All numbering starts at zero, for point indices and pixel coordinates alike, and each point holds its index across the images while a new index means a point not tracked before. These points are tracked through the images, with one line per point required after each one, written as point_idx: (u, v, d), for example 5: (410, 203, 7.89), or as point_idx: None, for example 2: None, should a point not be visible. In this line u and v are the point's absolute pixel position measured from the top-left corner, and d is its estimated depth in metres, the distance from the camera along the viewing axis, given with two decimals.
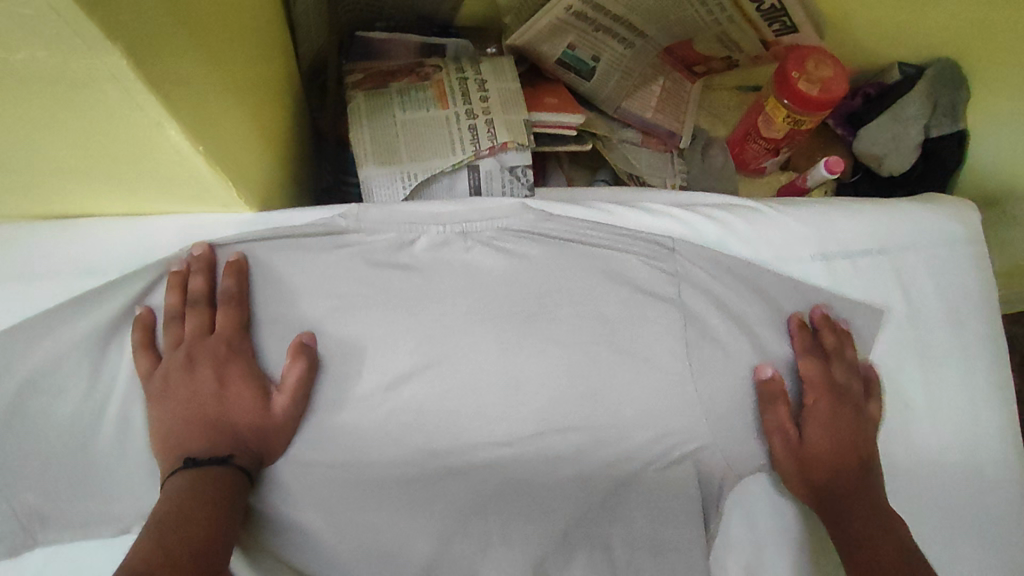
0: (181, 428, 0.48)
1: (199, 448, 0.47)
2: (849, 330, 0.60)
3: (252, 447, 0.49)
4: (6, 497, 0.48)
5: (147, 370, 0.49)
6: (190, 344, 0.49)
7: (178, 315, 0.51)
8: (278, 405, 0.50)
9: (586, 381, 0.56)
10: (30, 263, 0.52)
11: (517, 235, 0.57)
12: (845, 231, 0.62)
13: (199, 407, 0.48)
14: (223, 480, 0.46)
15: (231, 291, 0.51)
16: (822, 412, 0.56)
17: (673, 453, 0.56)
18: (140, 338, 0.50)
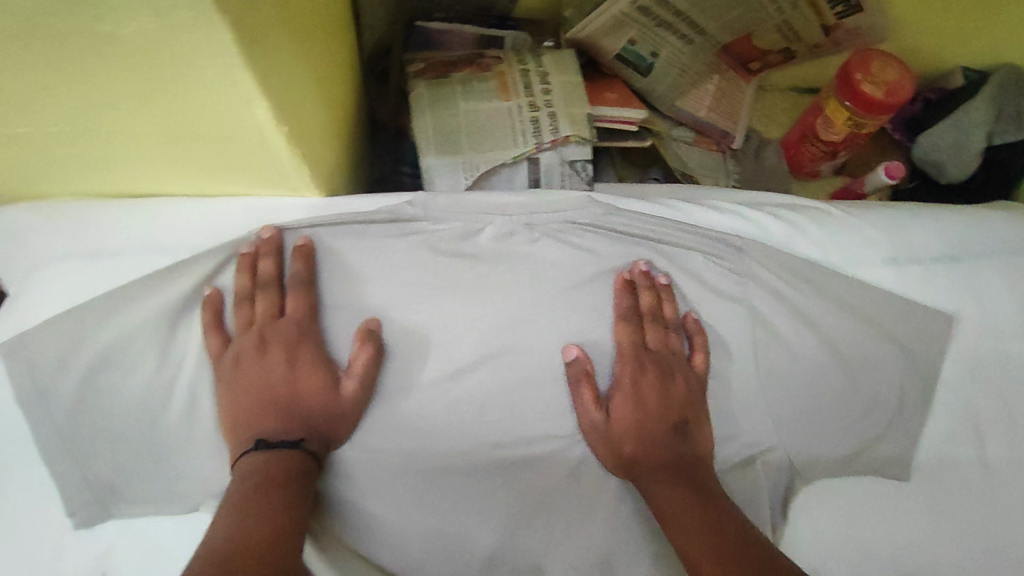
0: (254, 409, 0.48)
1: (269, 432, 0.48)
2: (919, 336, 0.58)
3: (319, 432, 0.49)
4: (81, 470, 0.49)
5: (216, 352, 0.50)
6: (260, 329, 0.50)
7: (247, 297, 0.51)
8: (347, 389, 0.50)
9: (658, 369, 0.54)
10: (105, 241, 0.53)
11: (585, 228, 0.57)
12: (919, 236, 0.60)
13: (270, 390, 0.49)
14: (291, 464, 0.46)
15: (299, 275, 0.51)
16: (651, 397, 0.53)
17: (740, 455, 0.55)
18: (208, 319, 0.50)
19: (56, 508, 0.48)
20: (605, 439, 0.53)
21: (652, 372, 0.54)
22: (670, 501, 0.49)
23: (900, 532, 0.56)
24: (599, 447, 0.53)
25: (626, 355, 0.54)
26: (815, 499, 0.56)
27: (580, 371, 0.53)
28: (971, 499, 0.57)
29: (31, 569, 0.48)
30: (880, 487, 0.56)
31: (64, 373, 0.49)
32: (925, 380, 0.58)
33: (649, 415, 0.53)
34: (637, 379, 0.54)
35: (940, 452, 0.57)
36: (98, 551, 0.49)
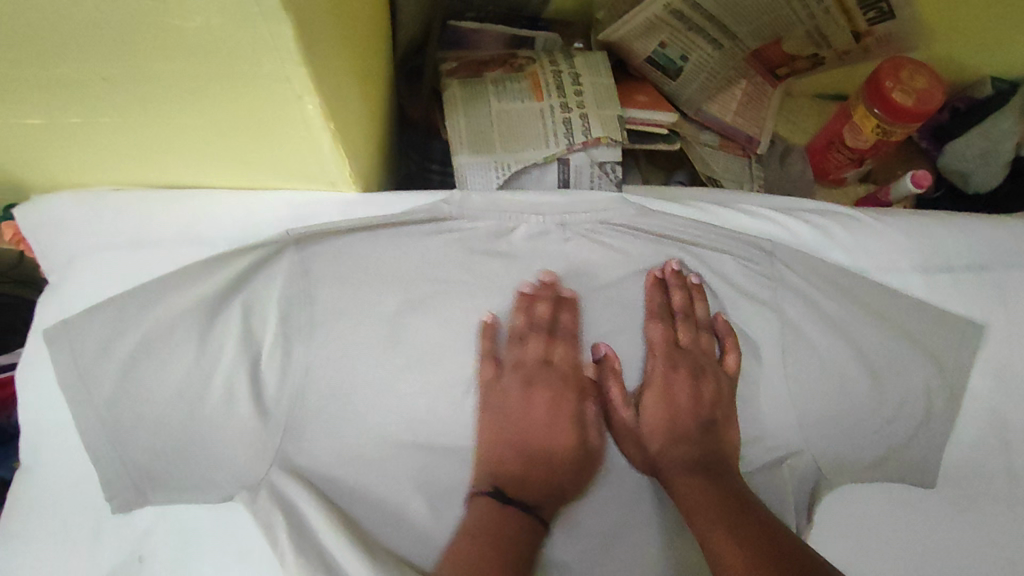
0: (508, 448, 0.54)
1: (502, 481, 0.52)
2: (948, 344, 0.58)
3: (566, 477, 0.54)
4: (117, 455, 0.49)
5: (489, 386, 0.54)
6: (525, 393, 0.55)
7: (524, 337, 0.55)
8: (595, 431, 0.55)
9: (686, 369, 0.56)
10: (148, 231, 0.54)
11: (617, 228, 0.58)
12: (948, 243, 0.61)
13: (546, 447, 0.54)
14: (525, 520, 0.50)
15: (545, 321, 0.55)
16: (682, 395, 0.55)
17: (767, 458, 0.56)
18: (485, 351, 0.54)
19: (97, 491, 0.49)
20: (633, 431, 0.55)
21: (685, 370, 0.56)
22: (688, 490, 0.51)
23: (927, 539, 0.55)
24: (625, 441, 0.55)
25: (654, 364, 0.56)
26: (842, 502, 0.56)
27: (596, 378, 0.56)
28: (998, 509, 0.56)
29: (68, 551, 0.48)
30: (907, 494, 0.56)
31: (105, 359, 0.50)
32: (953, 388, 0.58)
33: (677, 414, 0.55)
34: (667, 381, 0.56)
35: (967, 461, 0.57)
36: (135, 536, 0.49)
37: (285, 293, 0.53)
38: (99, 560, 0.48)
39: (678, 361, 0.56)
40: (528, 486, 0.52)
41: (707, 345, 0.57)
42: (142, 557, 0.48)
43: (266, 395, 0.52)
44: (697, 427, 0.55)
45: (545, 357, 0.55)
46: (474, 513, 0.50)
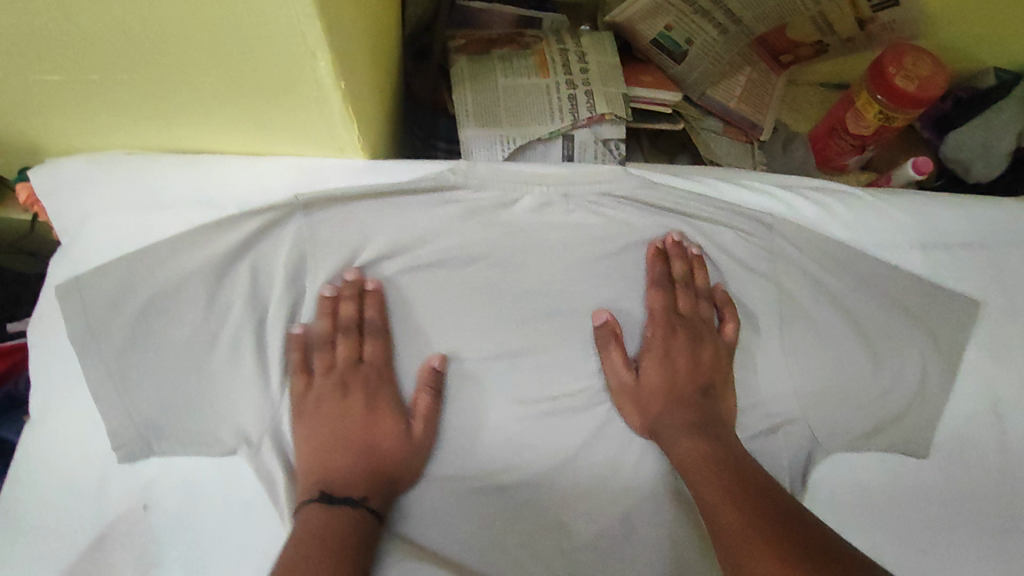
0: (325, 449, 0.52)
1: (344, 485, 0.50)
2: (943, 320, 0.60)
3: (390, 477, 0.52)
4: (126, 406, 0.50)
5: (301, 391, 0.53)
6: (338, 398, 0.53)
7: (329, 339, 0.54)
8: (415, 429, 0.54)
9: (685, 334, 0.57)
10: (157, 192, 0.55)
11: (620, 200, 0.58)
12: (948, 223, 0.61)
13: (347, 443, 0.52)
14: (349, 520, 0.48)
15: (375, 321, 0.55)
16: (681, 358, 0.57)
17: (762, 425, 0.58)
18: (298, 358, 0.54)
19: (105, 441, 0.50)
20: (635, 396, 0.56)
21: (683, 335, 0.57)
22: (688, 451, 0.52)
23: (917, 509, 0.57)
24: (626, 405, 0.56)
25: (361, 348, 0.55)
26: (834, 471, 0.57)
27: (428, 374, 0.54)
28: (989, 482, 0.57)
29: (74, 498, 0.49)
30: (900, 465, 0.57)
31: (116, 314, 0.51)
32: (947, 363, 0.59)
33: (674, 377, 0.57)
34: (377, 359, 0.55)
35: (960, 435, 0.58)
36: (141, 484, 0.50)
37: (292, 255, 0.54)
38: (105, 507, 0.49)
39: (676, 326, 0.58)
40: (354, 484, 0.50)
41: (380, 317, 0.55)
42: (148, 505, 0.49)
43: (272, 353, 0.53)
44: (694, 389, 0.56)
45: (353, 358, 0.54)
46: (321, 516, 0.47)
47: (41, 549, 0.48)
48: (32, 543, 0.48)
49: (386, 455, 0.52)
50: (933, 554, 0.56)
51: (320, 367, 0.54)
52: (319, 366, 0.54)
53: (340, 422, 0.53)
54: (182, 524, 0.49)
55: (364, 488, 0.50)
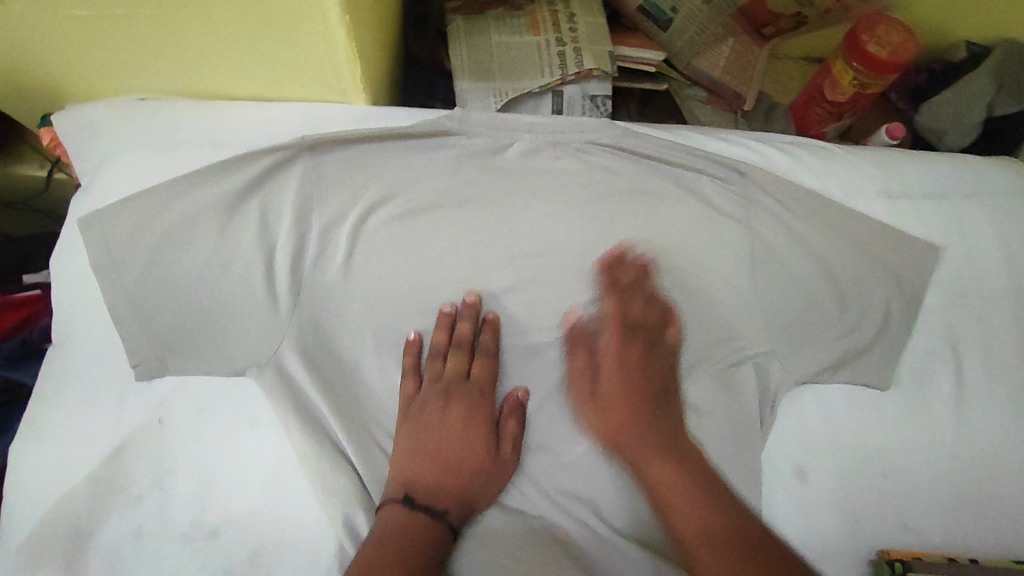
0: (416, 454, 0.54)
1: (422, 496, 0.52)
2: (905, 263, 0.63)
3: (471, 495, 0.54)
4: (142, 328, 0.54)
5: (410, 393, 0.57)
6: (441, 404, 0.57)
7: (442, 353, 0.59)
8: (504, 453, 0.57)
9: (632, 342, 0.59)
10: (173, 134, 0.59)
11: (604, 148, 0.62)
12: (911, 175, 0.66)
13: (443, 454, 0.55)
14: (429, 532, 0.50)
15: (488, 346, 0.59)
16: (636, 364, 0.58)
17: (733, 355, 0.61)
18: (411, 363, 0.58)
19: (125, 360, 0.54)
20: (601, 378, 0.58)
21: (638, 344, 0.59)
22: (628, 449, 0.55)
23: (880, 435, 0.60)
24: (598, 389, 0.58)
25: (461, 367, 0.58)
26: (801, 399, 0.61)
27: (513, 402, 0.59)
28: (948, 413, 0.61)
29: (97, 410, 0.53)
30: (862, 395, 0.61)
31: (134, 244, 0.55)
32: (909, 302, 0.63)
33: (626, 380, 0.57)
34: (479, 383, 0.58)
35: (921, 370, 0.62)
36: (156, 401, 0.53)
37: (296, 192, 0.57)
38: (124, 420, 0.52)
39: (631, 332, 0.59)
40: (437, 494, 0.53)
41: (496, 343, 0.60)
42: (162, 421, 0.53)
43: (278, 284, 0.56)
44: (655, 397, 0.57)
45: (461, 372, 0.58)
46: (394, 517, 0.50)
47: (62, 458, 0.51)
48: (55, 452, 0.52)
49: (467, 466, 0.55)
50: (892, 476, 0.60)
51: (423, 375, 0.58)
52: (408, 371, 0.58)
53: (430, 427, 0.56)
54: (196, 437, 0.53)
55: (446, 500, 0.53)
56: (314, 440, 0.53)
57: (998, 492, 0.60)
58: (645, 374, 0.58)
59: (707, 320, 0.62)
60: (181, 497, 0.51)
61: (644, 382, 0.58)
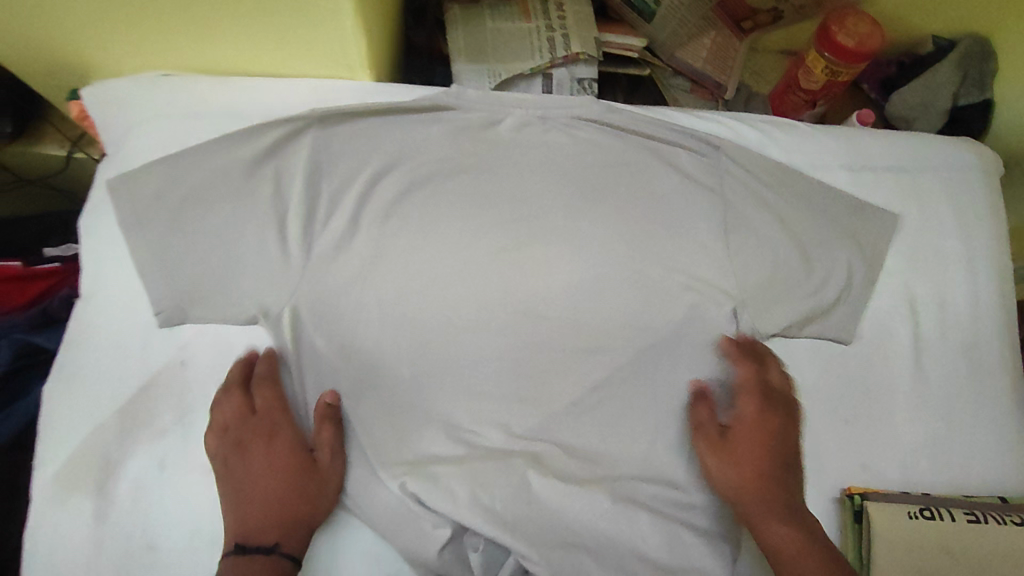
0: (248, 501, 0.54)
1: (253, 536, 0.52)
2: (867, 229, 0.69)
3: (307, 514, 0.54)
4: (165, 280, 0.59)
5: (215, 446, 0.56)
6: (240, 446, 0.55)
7: (235, 387, 0.57)
8: (322, 460, 0.56)
9: (766, 404, 0.60)
10: (193, 106, 0.64)
11: (588, 123, 0.68)
12: (872, 150, 0.72)
13: (262, 493, 0.54)
14: (268, 567, 0.51)
15: (264, 373, 0.58)
16: (768, 430, 0.59)
17: (713, 314, 0.64)
18: (218, 419, 0.56)
19: (148, 308, 0.59)
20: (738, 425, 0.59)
21: (776, 413, 0.60)
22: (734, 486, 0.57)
23: (843, 385, 0.66)
24: (735, 431, 0.59)
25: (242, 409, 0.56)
26: (769, 351, 0.66)
27: (464, 379, 0.62)
28: (906, 365, 0.66)
29: (124, 352, 0.58)
30: (826, 348, 0.67)
31: (158, 204, 0.60)
32: (871, 265, 0.68)
33: (759, 444, 0.58)
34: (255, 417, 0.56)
35: (882, 326, 0.67)
36: (179, 345, 0.59)
37: (306, 159, 0.62)
38: (150, 360, 0.58)
39: (757, 396, 0.60)
40: (267, 527, 0.53)
41: (362, 340, 0.61)
42: (184, 360, 0.58)
43: (290, 243, 0.60)
44: (783, 467, 0.57)
45: (251, 407, 0.57)
46: (257, 571, 0.51)
47: (93, 395, 0.57)
48: (87, 389, 0.57)
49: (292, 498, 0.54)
50: (854, 422, 0.65)
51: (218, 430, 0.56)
52: (213, 426, 0.56)
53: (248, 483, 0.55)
54: (217, 376, 0.58)
55: (286, 536, 0.53)
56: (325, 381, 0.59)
57: (952, 437, 0.65)
58: (773, 439, 0.58)
59: (691, 283, 0.65)
60: (202, 430, 0.57)
61: (779, 450, 0.58)
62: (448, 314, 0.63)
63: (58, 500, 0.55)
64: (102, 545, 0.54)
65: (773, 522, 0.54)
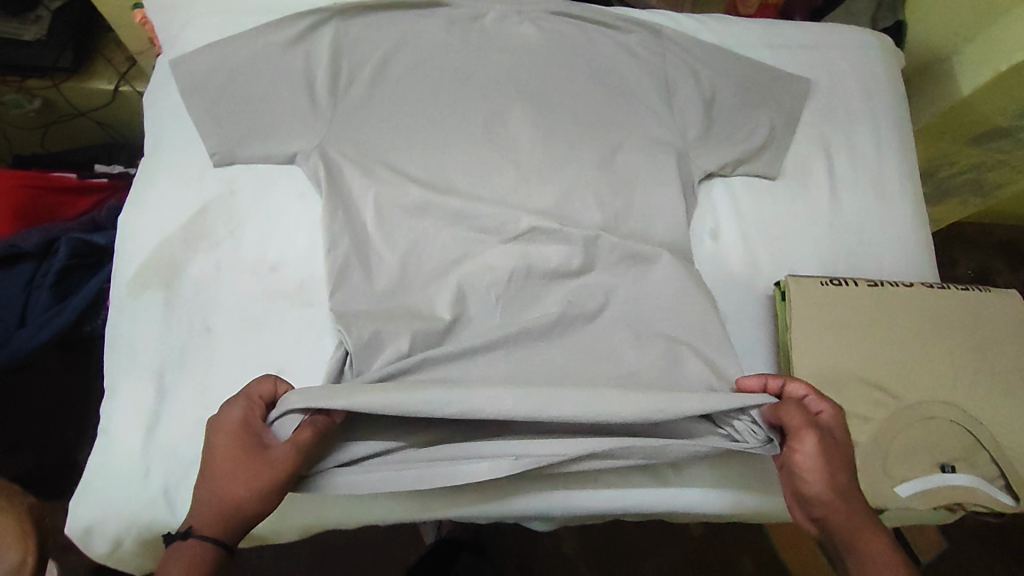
0: (212, 486, 0.53)
1: (204, 525, 0.52)
2: (786, 92, 0.84)
3: (248, 507, 0.53)
4: (216, 130, 0.73)
5: (232, 423, 0.56)
6: (228, 446, 0.54)
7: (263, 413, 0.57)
8: (286, 458, 0.54)
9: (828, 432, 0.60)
10: (237, 8, 0.81)
11: (555, 17, 0.85)
12: (788, 34, 0.89)
13: (214, 478, 0.53)
14: (193, 551, 0.51)
15: (304, 436, 0.56)
16: (843, 452, 0.59)
17: (665, 153, 0.78)
18: (248, 404, 0.57)
19: (204, 155, 0.73)
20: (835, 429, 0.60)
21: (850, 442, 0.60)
22: (837, 491, 0.57)
23: (772, 210, 0.80)
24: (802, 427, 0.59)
25: (305, 441, 0.55)
26: (712, 185, 0.81)
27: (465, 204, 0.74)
28: (825, 195, 0.81)
29: (186, 184, 0.72)
30: (758, 184, 0.81)
31: (210, 75, 0.74)
32: (791, 119, 0.83)
33: (841, 470, 0.58)
34: (267, 457, 0.54)
35: (803, 166, 0.82)
36: (229, 179, 0.73)
37: (329, 39, 0.77)
38: (205, 191, 0.72)
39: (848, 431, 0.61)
40: (204, 515, 0.53)
41: (376, 173, 0.73)
42: (233, 190, 0.72)
43: (318, 100, 0.74)
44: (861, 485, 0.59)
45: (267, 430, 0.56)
46: (177, 558, 0.51)
47: (160, 217, 0.70)
48: (154, 216, 0.70)
49: (255, 507, 0.54)
50: (783, 237, 0.79)
51: (218, 430, 0.55)
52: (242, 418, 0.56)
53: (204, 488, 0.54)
54: (259, 203, 0.72)
55: (218, 529, 0.52)
56: (348, 203, 0.72)
57: (864, 249, 0.79)
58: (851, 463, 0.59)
59: (647, 132, 0.79)
60: (249, 242, 0.70)
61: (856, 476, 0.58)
62: (446, 160, 0.76)
63: (133, 296, 0.67)
64: (169, 329, 0.66)
65: (861, 522, 0.56)
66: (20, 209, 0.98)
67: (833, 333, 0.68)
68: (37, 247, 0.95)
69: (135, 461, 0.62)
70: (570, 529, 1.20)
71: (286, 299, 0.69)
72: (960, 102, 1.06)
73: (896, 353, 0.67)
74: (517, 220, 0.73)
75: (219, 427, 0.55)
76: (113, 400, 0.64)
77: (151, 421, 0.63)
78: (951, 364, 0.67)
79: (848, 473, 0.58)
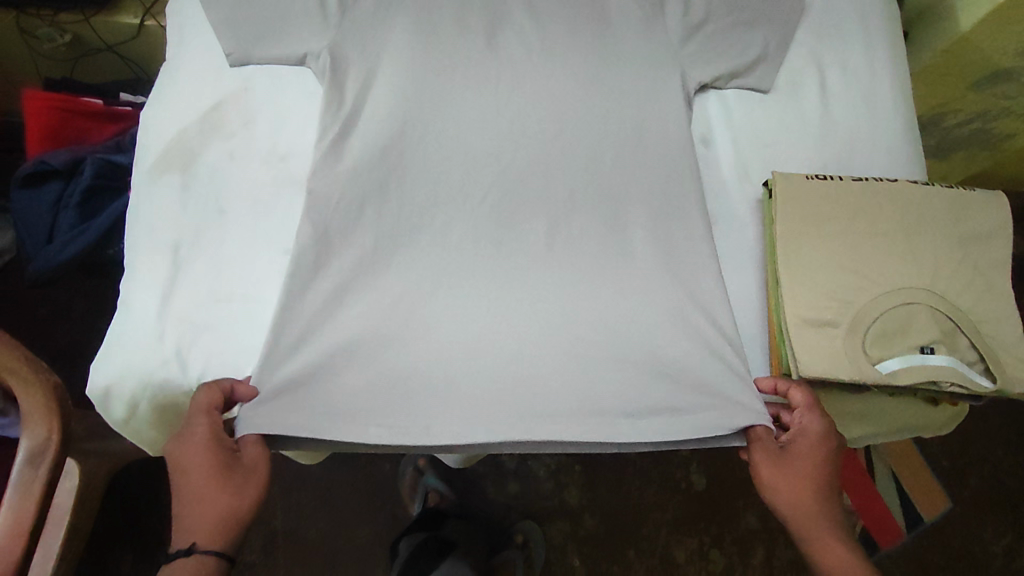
0: (199, 502, 0.58)
1: (203, 537, 0.57)
2: (786, 8, 0.85)
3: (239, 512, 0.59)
4: (227, 30, 0.75)
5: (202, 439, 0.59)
6: (202, 460, 0.58)
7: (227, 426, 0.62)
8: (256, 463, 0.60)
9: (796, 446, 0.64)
10: None
11: None
12: None
13: (200, 495, 0.58)
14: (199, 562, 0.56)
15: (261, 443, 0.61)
16: (807, 465, 0.63)
17: (661, 63, 0.80)
18: (211, 417, 0.60)
19: (220, 56, 0.78)
20: (832, 448, 0.63)
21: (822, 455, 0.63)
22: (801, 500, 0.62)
23: (763, 122, 0.82)
24: (798, 445, 0.64)
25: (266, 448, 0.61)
26: (705, 98, 0.83)
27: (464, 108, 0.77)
28: (816, 109, 0.83)
29: (203, 82, 0.76)
30: (750, 98, 0.84)
31: None
32: (787, 35, 0.85)
33: (803, 483, 0.62)
34: (244, 465, 0.60)
35: (794, 82, 0.84)
36: (243, 77, 0.77)
37: None
38: (221, 88, 0.76)
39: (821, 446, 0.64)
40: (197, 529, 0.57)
41: (378, 74, 0.75)
42: (247, 88, 0.77)
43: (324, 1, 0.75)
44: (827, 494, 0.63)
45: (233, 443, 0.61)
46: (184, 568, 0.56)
47: (179, 111, 0.75)
48: (174, 110, 0.75)
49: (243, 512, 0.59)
50: (772, 146, 0.81)
51: (190, 450, 0.59)
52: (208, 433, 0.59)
53: (198, 483, 0.58)
54: (271, 101, 0.76)
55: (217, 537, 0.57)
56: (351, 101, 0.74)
57: (852, 160, 0.81)
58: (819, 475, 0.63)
59: (644, 42, 0.80)
60: (261, 136, 0.75)
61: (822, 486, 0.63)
62: (446, 64, 0.78)
63: (151, 181, 0.72)
64: (185, 210, 0.71)
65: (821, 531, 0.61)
66: (51, 133, 1.05)
67: (816, 224, 0.70)
68: (64, 165, 1.00)
69: (151, 325, 0.66)
70: (570, 475, 1.21)
71: (294, 185, 0.73)
72: (959, 40, 1.08)
73: (880, 244, 0.69)
74: (514, 124, 0.77)
75: (190, 447, 0.59)
76: (132, 272, 0.69)
77: (165, 290, 0.68)
78: (934, 256, 0.69)
79: (814, 484, 0.62)
